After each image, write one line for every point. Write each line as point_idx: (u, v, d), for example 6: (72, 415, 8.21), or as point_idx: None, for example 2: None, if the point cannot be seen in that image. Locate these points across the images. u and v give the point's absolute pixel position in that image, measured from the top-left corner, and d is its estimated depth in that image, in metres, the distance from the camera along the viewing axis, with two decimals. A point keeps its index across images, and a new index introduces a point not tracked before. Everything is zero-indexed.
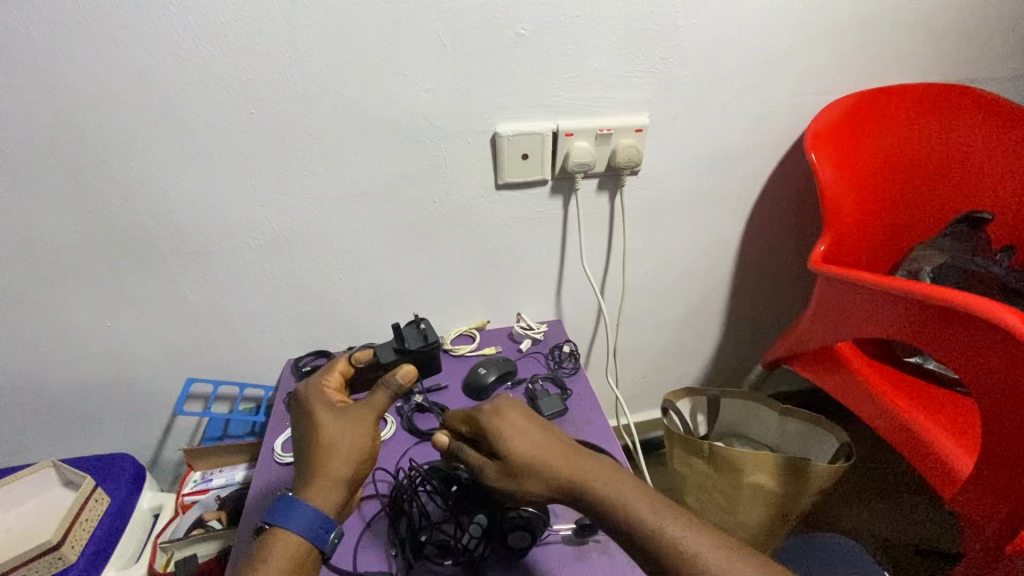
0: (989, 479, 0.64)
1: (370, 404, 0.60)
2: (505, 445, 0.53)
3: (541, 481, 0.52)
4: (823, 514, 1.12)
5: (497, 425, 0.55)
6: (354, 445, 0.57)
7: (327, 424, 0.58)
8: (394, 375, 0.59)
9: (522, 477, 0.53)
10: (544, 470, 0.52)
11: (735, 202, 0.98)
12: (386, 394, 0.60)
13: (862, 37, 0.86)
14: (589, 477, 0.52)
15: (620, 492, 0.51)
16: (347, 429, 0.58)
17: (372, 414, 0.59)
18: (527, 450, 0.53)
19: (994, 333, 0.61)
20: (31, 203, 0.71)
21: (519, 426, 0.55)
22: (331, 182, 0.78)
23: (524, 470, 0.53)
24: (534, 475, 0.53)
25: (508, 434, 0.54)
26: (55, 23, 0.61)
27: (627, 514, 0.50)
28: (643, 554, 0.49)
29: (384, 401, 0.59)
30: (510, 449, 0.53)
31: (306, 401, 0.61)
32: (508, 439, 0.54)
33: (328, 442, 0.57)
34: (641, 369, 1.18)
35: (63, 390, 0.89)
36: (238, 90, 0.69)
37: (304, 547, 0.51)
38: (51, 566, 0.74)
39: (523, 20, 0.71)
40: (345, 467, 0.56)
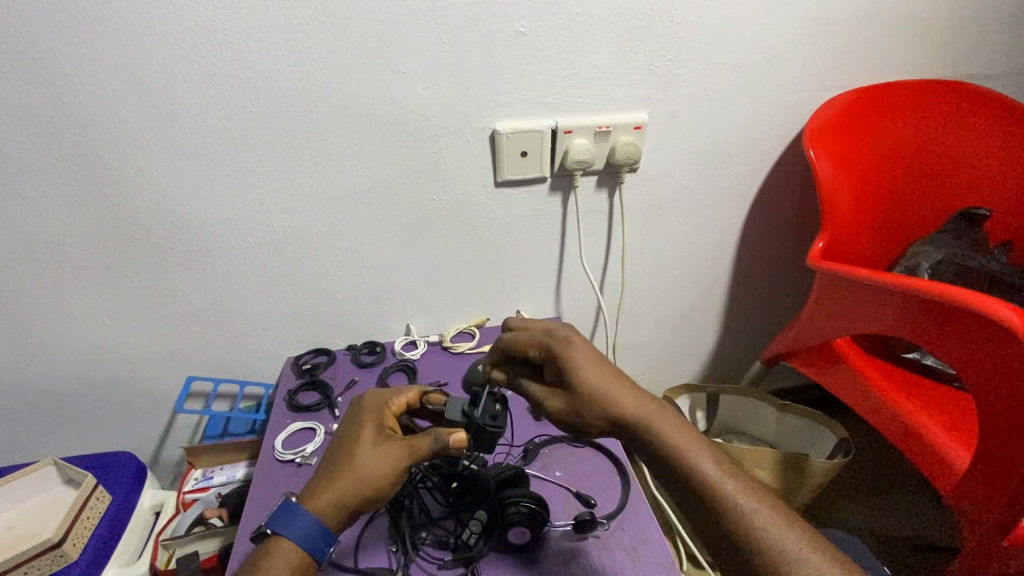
0: (987, 474, 0.64)
1: (409, 449, 0.56)
2: (576, 375, 0.54)
3: (606, 414, 0.53)
4: (821, 510, 1.12)
5: (570, 354, 0.55)
6: (372, 481, 0.55)
7: (364, 443, 0.57)
8: (446, 435, 0.54)
9: (589, 407, 0.54)
10: (607, 405, 0.53)
11: (734, 199, 0.98)
12: (428, 446, 0.55)
13: (861, 34, 0.86)
14: (651, 419, 0.52)
15: (682, 441, 0.51)
16: (372, 463, 0.55)
17: (405, 460, 0.55)
18: (598, 382, 0.54)
19: (989, 327, 0.62)
20: (32, 202, 0.71)
21: (592, 362, 0.55)
22: (331, 179, 0.79)
23: (591, 401, 0.53)
24: (602, 406, 0.53)
25: (579, 364, 0.54)
26: (54, 22, 0.61)
27: (688, 459, 0.50)
28: (696, 501, 0.49)
29: (422, 453, 0.55)
30: (582, 380, 0.54)
31: (363, 412, 0.60)
32: (579, 369, 0.54)
33: (353, 463, 0.55)
34: (640, 366, 1.18)
35: (63, 388, 0.89)
36: (237, 88, 0.69)
37: (303, 556, 0.52)
38: (53, 563, 0.74)
39: (521, 17, 0.72)
40: (352, 497, 0.54)
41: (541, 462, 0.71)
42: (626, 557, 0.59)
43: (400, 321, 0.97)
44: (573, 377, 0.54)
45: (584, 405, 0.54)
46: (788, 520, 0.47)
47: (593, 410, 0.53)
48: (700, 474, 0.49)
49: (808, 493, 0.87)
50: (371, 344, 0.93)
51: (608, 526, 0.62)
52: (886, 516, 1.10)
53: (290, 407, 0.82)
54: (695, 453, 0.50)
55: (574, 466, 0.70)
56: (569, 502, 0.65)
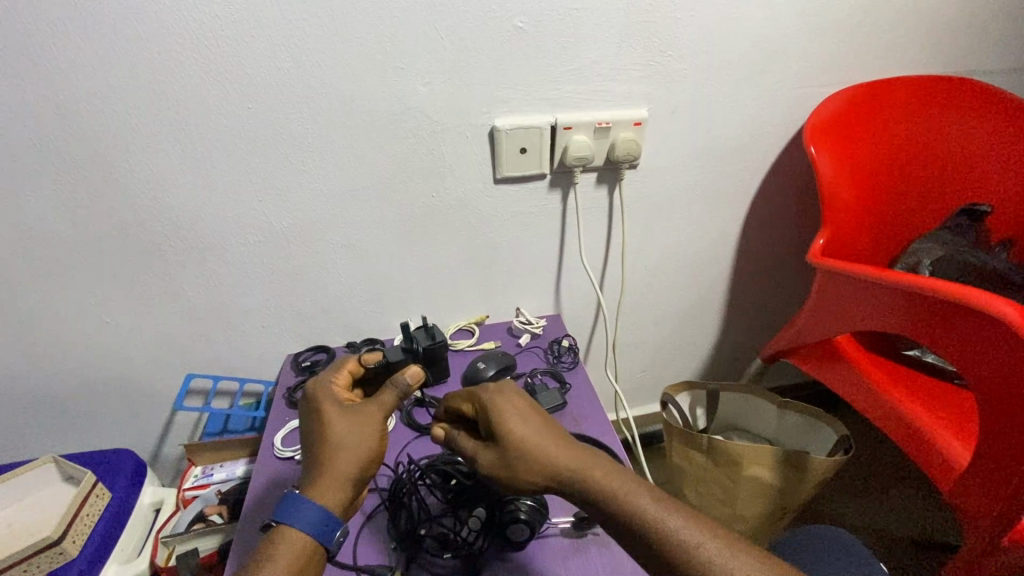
0: (987, 471, 0.64)
1: (378, 402, 0.58)
2: (506, 422, 0.54)
3: (541, 465, 0.52)
4: (822, 507, 1.12)
5: (500, 399, 0.56)
6: (362, 443, 0.56)
7: (333, 418, 0.57)
8: (404, 375, 0.59)
9: (521, 461, 0.52)
10: (539, 458, 0.52)
11: (735, 195, 0.97)
12: (394, 393, 0.59)
13: (862, 30, 0.86)
14: (584, 467, 0.51)
15: (618, 487, 0.50)
16: (356, 428, 0.56)
17: (380, 413, 0.58)
18: (528, 430, 0.53)
19: (991, 325, 0.61)
20: (30, 199, 0.71)
21: (518, 410, 0.55)
22: (329, 176, 0.78)
23: (521, 451, 0.52)
24: (535, 456, 0.52)
25: (507, 409, 0.55)
26: (50, 19, 0.61)
27: (634, 501, 0.49)
28: (647, 542, 0.47)
29: (392, 399, 0.59)
30: (510, 424, 0.54)
31: (313, 394, 0.60)
32: (507, 417, 0.54)
33: (336, 436, 0.55)
34: (640, 363, 1.18)
35: (62, 386, 0.89)
36: (234, 84, 0.69)
37: (311, 547, 0.51)
38: (52, 560, 0.74)
39: (520, 13, 0.71)
40: (351, 466, 0.55)
41: None
42: (624, 554, 0.59)
43: (400, 318, 0.97)
44: (501, 420, 0.54)
45: (516, 455, 0.52)
46: (735, 547, 0.46)
47: (525, 461, 0.52)
48: (646, 518, 0.47)
49: (807, 489, 0.87)
50: (371, 341, 0.93)
51: None
52: (886, 514, 1.09)
53: (289, 404, 0.82)
54: (638, 496, 0.49)
55: None
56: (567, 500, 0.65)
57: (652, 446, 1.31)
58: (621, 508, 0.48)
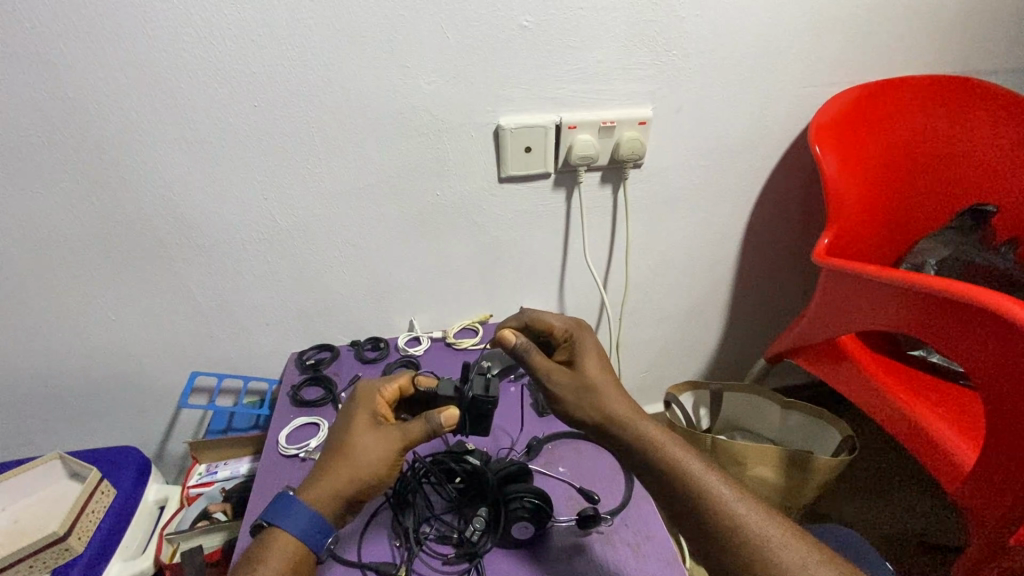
0: (993, 472, 0.64)
1: (403, 430, 0.57)
2: (590, 356, 0.59)
3: (605, 399, 0.55)
4: (827, 510, 1.11)
5: (589, 339, 0.62)
6: (368, 465, 0.55)
7: (361, 424, 0.58)
8: (437, 412, 0.56)
9: (592, 387, 0.56)
10: (607, 394, 0.56)
11: (739, 195, 0.98)
12: (421, 428, 0.57)
13: (867, 28, 0.85)
14: (640, 414, 0.55)
15: (666, 438, 0.52)
16: (372, 446, 0.56)
17: (400, 440, 0.56)
18: (607, 367, 0.59)
19: (997, 325, 0.61)
20: (36, 195, 0.71)
21: (600, 350, 0.60)
22: (333, 174, 0.78)
23: (594, 382, 0.56)
24: (605, 388, 0.56)
25: (592, 346, 0.61)
26: (58, 17, 0.61)
27: (679, 452, 0.51)
28: (685, 494, 0.49)
29: (417, 433, 0.56)
30: (592, 358, 0.59)
31: (359, 397, 0.62)
32: (594, 353, 0.60)
33: (354, 447, 0.56)
34: (644, 362, 1.18)
35: (68, 383, 0.89)
36: (238, 82, 0.69)
37: (302, 550, 0.51)
38: (58, 557, 0.75)
39: (525, 12, 0.71)
40: (348, 484, 0.54)
41: (543, 458, 0.71)
42: (629, 553, 0.59)
43: (404, 317, 0.97)
44: (588, 355, 0.59)
45: (589, 383, 0.56)
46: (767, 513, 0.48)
47: (597, 388, 0.56)
48: (689, 467, 0.50)
49: (811, 490, 0.87)
50: (375, 339, 0.93)
51: (612, 521, 0.62)
52: (890, 514, 1.09)
53: (294, 402, 0.82)
54: (681, 450, 0.51)
55: (578, 462, 0.71)
56: (572, 499, 0.65)
57: None
58: (667, 457, 0.51)
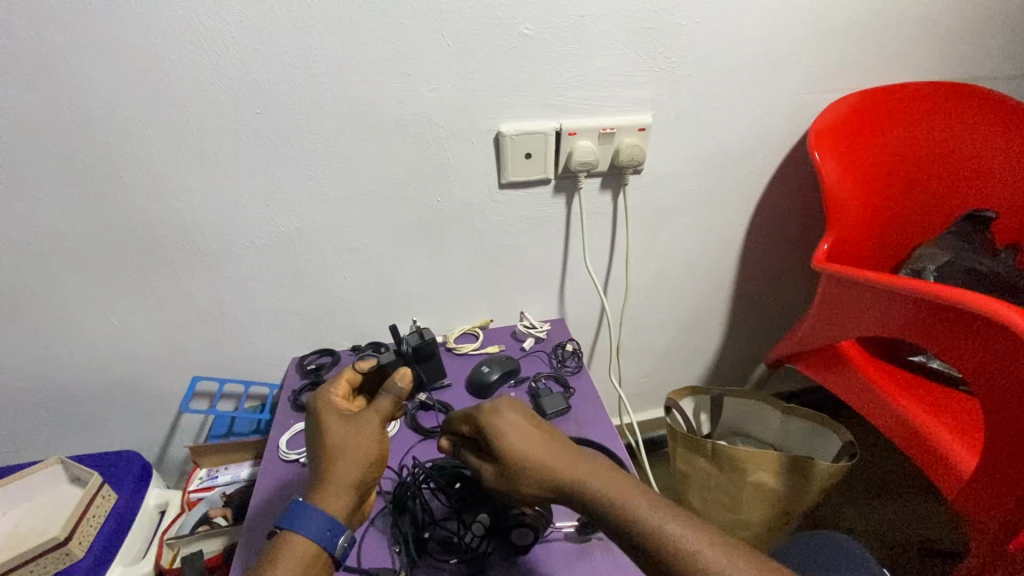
0: (990, 477, 0.64)
1: (375, 410, 0.58)
2: (502, 447, 0.52)
3: (538, 482, 0.51)
4: (827, 515, 1.11)
5: (498, 422, 0.54)
6: (361, 453, 0.55)
7: (333, 424, 0.57)
8: (394, 380, 0.58)
9: (519, 479, 0.52)
10: (536, 476, 0.51)
11: (739, 200, 0.98)
12: (389, 401, 0.58)
13: (865, 36, 0.86)
14: (580, 482, 0.50)
15: (613, 502, 0.48)
16: (356, 433, 0.56)
17: (378, 419, 0.58)
18: (526, 449, 0.52)
19: (994, 329, 0.61)
20: (40, 201, 0.72)
21: (512, 425, 0.53)
22: (334, 180, 0.79)
23: (521, 471, 0.52)
24: (529, 478, 0.51)
25: (502, 429, 0.53)
26: (63, 27, 0.62)
27: (633, 510, 0.47)
28: (649, 554, 0.46)
29: (388, 406, 0.58)
30: (505, 450, 0.52)
31: (313, 406, 0.60)
32: (507, 437, 0.53)
33: (339, 443, 0.56)
34: (644, 367, 1.18)
35: (70, 388, 0.90)
36: (241, 89, 0.69)
37: (316, 552, 0.51)
38: (58, 561, 0.75)
39: (526, 20, 0.72)
40: (353, 475, 0.55)
41: None
42: (628, 560, 0.59)
43: (405, 322, 0.97)
44: (500, 443, 0.53)
45: (513, 475, 0.52)
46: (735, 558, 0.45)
47: (523, 481, 0.52)
48: (644, 528, 0.47)
49: (812, 496, 0.87)
50: (376, 343, 0.93)
51: None
52: (891, 519, 1.09)
53: (294, 406, 0.83)
54: (636, 508, 0.48)
55: None
56: (571, 505, 0.65)
57: (656, 451, 1.31)
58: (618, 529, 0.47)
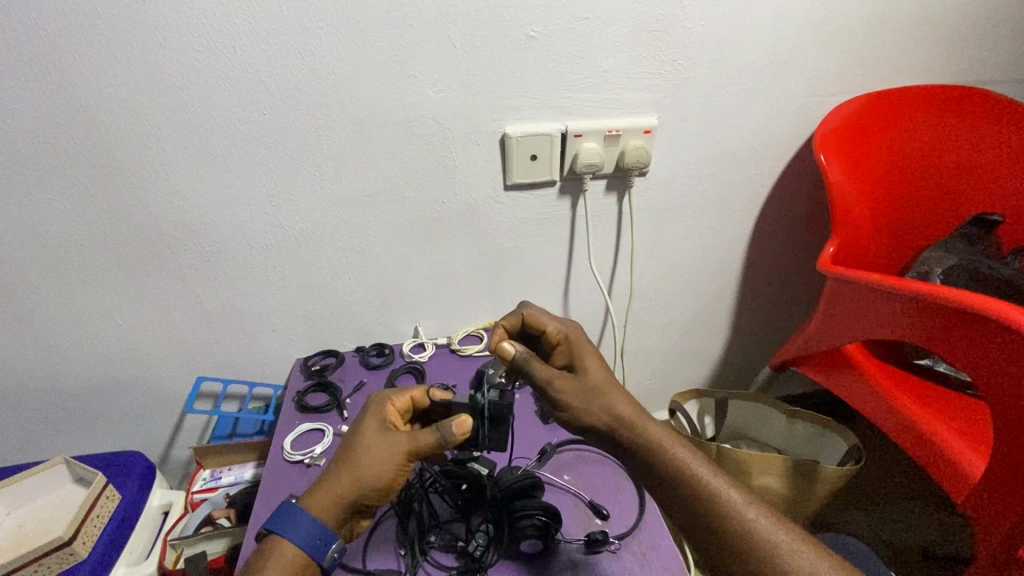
0: (998, 480, 0.64)
1: (413, 436, 0.56)
2: (591, 362, 0.59)
3: (609, 401, 0.55)
4: (832, 517, 1.11)
5: (586, 344, 0.63)
6: (373, 475, 0.54)
7: (371, 431, 0.57)
8: (450, 422, 0.55)
9: (599, 388, 0.56)
10: (612, 394, 0.55)
11: (743, 203, 0.98)
12: (435, 439, 0.56)
13: (872, 38, 0.86)
14: (643, 417, 0.54)
15: (669, 444, 0.51)
16: (382, 454, 0.55)
17: (410, 447, 0.55)
18: (605, 370, 0.59)
19: (1007, 334, 0.60)
20: (48, 200, 0.72)
21: (596, 353, 0.61)
22: (342, 182, 0.79)
23: (598, 387, 0.56)
24: (610, 391, 0.56)
25: (589, 352, 0.61)
26: (73, 27, 0.62)
27: (686, 458, 0.51)
28: (695, 501, 0.49)
29: (429, 443, 0.55)
30: (592, 362, 0.59)
31: (370, 404, 0.60)
32: (590, 358, 0.60)
33: (365, 452, 0.55)
34: (648, 370, 1.18)
35: (74, 387, 0.90)
36: (251, 90, 0.70)
37: (302, 558, 0.51)
38: (63, 561, 0.75)
39: (533, 22, 0.72)
40: (353, 491, 0.54)
41: (550, 466, 0.71)
42: (635, 563, 0.59)
43: (409, 324, 0.97)
44: (591, 356, 0.60)
45: (596, 384, 0.56)
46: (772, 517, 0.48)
47: (605, 389, 0.56)
48: (695, 475, 0.49)
49: (818, 501, 0.86)
50: (380, 346, 0.93)
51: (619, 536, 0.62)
52: (898, 523, 1.09)
53: (299, 408, 0.83)
54: (690, 456, 0.51)
55: (583, 470, 0.70)
56: (577, 509, 0.65)
57: None
58: (674, 461, 0.50)
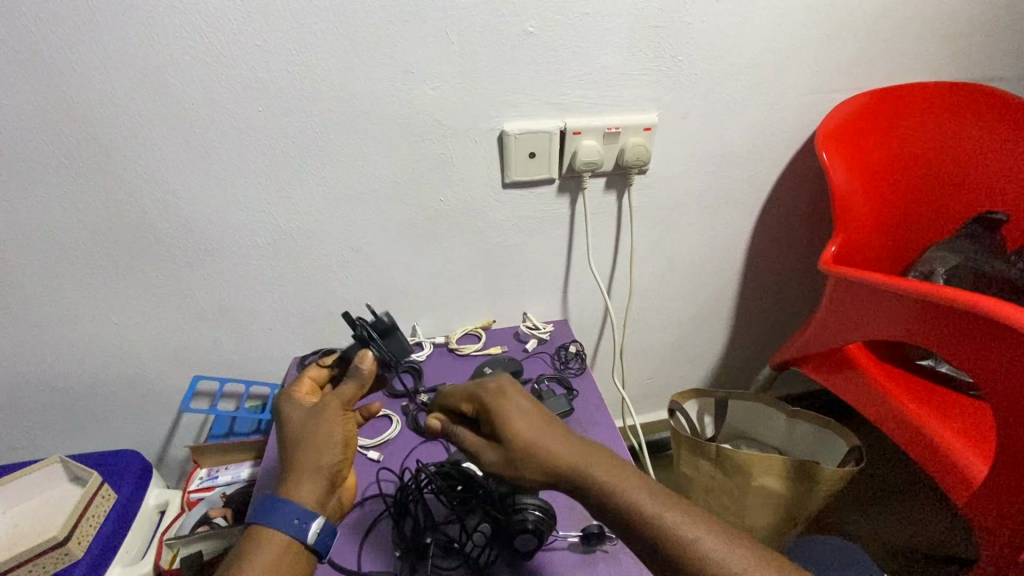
0: (999, 481, 0.63)
1: (338, 394, 0.59)
2: (513, 422, 0.52)
3: (546, 465, 0.51)
4: (834, 518, 1.11)
5: (504, 402, 0.54)
6: (330, 436, 0.56)
7: (299, 415, 0.57)
8: (357, 364, 0.60)
9: (530, 456, 0.51)
10: (544, 461, 0.51)
11: (744, 201, 0.97)
12: (354, 384, 0.59)
13: (876, 33, 0.85)
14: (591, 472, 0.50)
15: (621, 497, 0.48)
16: (321, 419, 0.56)
17: (342, 401, 0.58)
18: (531, 430, 0.52)
19: (1009, 334, 0.60)
20: (41, 198, 0.72)
21: (520, 409, 0.53)
22: (338, 180, 0.78)
23: (527, 457, 0.51)
24: (540, 455, 0.51)
25: (512, 413, 0.53)
26: (64, 22, 0.61)
27: (644, 509, 0.47)
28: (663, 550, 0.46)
29: (353, 388, 0.59)
30: (517, 424, 0.52)
31: (279, 404, 0.60)
32: (513, 420, 0.53)
33: (305, 430, 0.56)
34: (647, 369, 1.17)
35: (69, 386, 0.89)
36: (246, 87, 0.69)
37: (289, 548, 0.51)
38: (57, 561, 0.74)
39: (531, 18, 0.71)
40: (323, 458, 0.55)
41: None
42: (633, 565, 0.59)
43: (406, 322, 0.96)
44: (510, 416, 0.53)
45: (522, 454, 0.51)
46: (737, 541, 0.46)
47: (537, 457, 0.51)
48: (656, 523, 0.47)
49: (817, 501, 0.86)
50: None
51: (616, 541, 0.61)
52: (901, 523, 1.08)
53: None
54: (647, 502, 0.48)
55: None
56: (575, 510, 0.64)
57: (659, 453, 1.30)
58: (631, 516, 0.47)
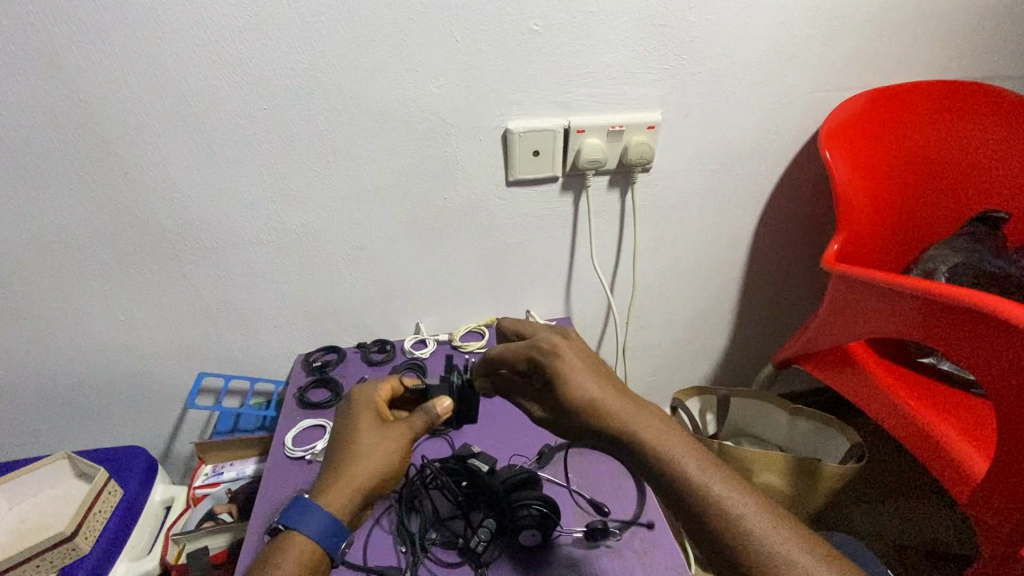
0: (1001, 478, 0.63)
1: (407, 422, 0.59)
2: (570, 376, 0.52)
3: (595, 419, 0.50)
4: (836, 516, 1.11)
5: (562, 358, 0.54)
6: (381, 460, 0.56)
7: (370, 427, 0.59)
8: (434, 404, 0.59)
9: (582, 410, 0.51)
10: (593, 417, 0.50)
11: (747, 199, 0.97)
12: (423, 420, 0.59)
13: (879, 32, 0.85)
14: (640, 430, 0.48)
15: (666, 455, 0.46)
16: (382, 440, 0.57)
17: (406, 431, 0.58)
18: (587, 386, 0.51)
19: (1006, 331, 0.60)
20: (48, 195, 0.72)
21: (575, 365, 0.53)
22: (343, 178, 0.79)
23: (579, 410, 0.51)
24: (591, 408, 0.50)
25: (566, 369, 0.53)
26: (70, 20, 0.62)
27: (686, 470, 0.46)
28: (702, 515, 0.44)
29: (420, 424, 0.59)
30: (576, 378, 0.52)
31: (353, 400, 0.62)
32: (568, 375, 0.52)
33: (363, 444, 0.57)
34: (650, 367, 1.18)
35: (75, 382, 0.90)
36: (252, 85, 0.69)
37: (317, 556, 0.50)
38: (64, 556, 0.75)
39: (535, 16, 0.71)
40: (368, 477, 0.55)
41: (549, 463, 0.71)
42: (636, 560, 0.59)
43: (410, 320, 0.97)
44: (565, 370, 0.52)
45: (571, 408, 0.51)
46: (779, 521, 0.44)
47: (590, 409, 0.50)
48: (694, 487, 0.45)
49: (820, 498, 0.86)
50: (381, 342, 0.93)
51: (621, 536, 0.61)
52: (902, 521, 1.09)
53: (301, 404, 0.83)
54: (689, 465, 0.46)
55: (583, 468, 0.70)
56: (578, 507, 0.65)
57: None
58: (673, 476, 0.46)
